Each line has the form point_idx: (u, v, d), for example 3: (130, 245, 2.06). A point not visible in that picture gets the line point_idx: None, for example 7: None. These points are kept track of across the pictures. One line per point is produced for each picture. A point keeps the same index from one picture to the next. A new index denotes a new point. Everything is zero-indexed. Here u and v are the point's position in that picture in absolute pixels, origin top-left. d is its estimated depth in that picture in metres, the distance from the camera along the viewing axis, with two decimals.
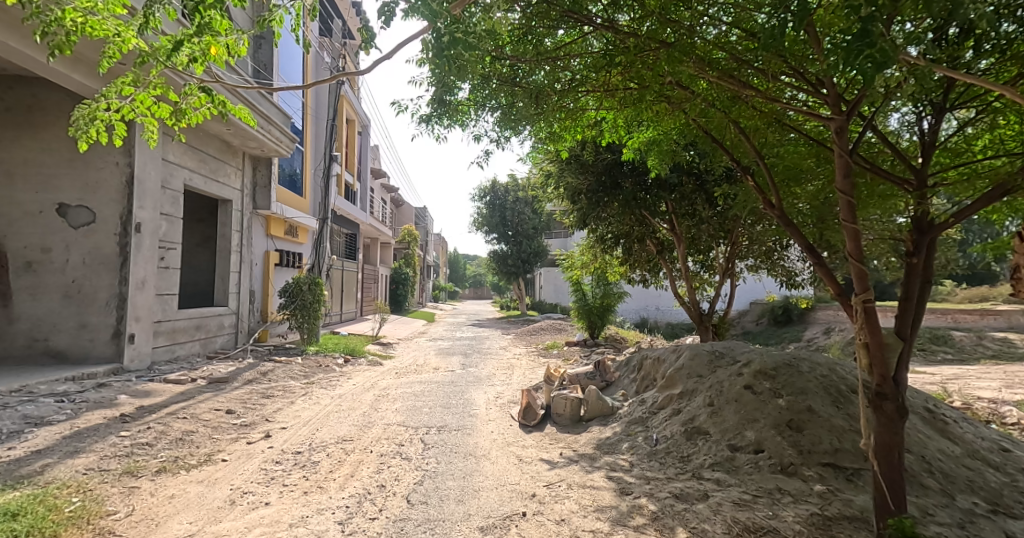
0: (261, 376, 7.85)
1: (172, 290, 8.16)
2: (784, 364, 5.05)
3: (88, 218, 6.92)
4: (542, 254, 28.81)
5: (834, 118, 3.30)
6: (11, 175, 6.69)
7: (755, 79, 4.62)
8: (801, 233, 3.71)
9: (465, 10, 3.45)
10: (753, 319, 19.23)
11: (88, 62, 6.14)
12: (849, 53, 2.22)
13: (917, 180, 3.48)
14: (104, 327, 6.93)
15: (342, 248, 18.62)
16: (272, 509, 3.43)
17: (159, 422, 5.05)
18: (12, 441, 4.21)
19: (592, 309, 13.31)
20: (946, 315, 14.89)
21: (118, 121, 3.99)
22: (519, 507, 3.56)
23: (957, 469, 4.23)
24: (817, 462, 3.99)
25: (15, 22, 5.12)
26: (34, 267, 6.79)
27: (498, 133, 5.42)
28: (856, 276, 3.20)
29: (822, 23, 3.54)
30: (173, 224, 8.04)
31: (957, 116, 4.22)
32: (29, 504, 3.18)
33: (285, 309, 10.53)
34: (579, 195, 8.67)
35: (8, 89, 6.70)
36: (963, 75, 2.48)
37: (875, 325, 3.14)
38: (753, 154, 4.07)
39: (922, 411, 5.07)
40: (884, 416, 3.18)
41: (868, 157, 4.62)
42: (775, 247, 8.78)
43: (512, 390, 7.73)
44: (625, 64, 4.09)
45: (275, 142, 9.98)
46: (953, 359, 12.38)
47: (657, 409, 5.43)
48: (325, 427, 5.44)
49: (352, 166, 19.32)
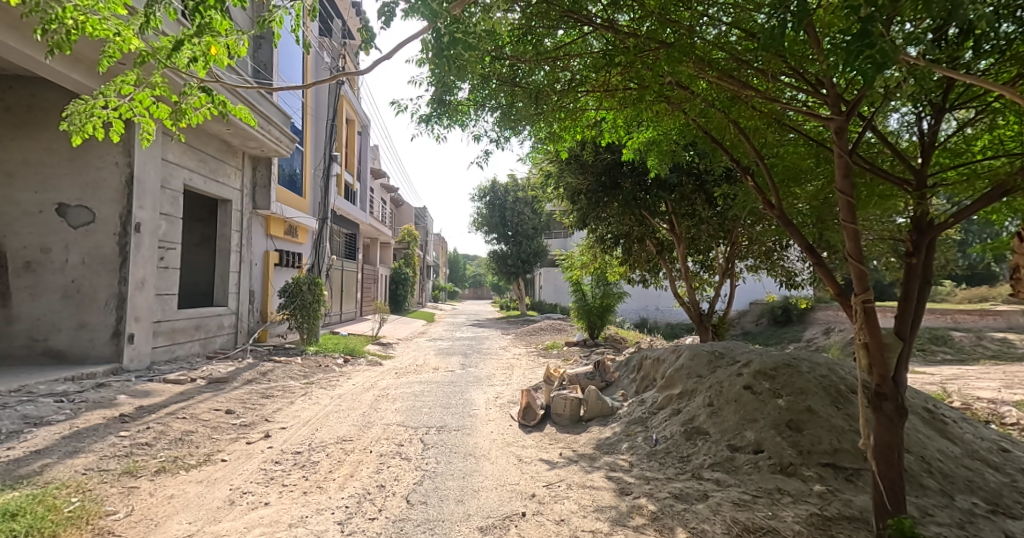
0: (261, 376, 7.84)
1: (172, 290, 8.15)
2: (784, 364, 5.05)
3: (87, 218, 6.92)
4: (542, 254, 28.81)
5: (833, 118, 3.30)
6: (10, 175, 6.68)
7: (755, 79, 4.63)
8: (801, 233, 3.70)
9: (465, 10, 3.44)
10: (752, 319, 19.24)
11: (87, 61, 6.14)
12: (849, 53, 2.22)
13: (917, 180, 3.48)
14: (103, 327, 6.92)
15: (342, 248, 18.64)
16: (272, 509, 3.43)
17: (159, 422, 5.05)
18: (12, 441, 4.20)
19: (592, 309, 13.32)
20: (946, 315, 14.88)
21: (116, 120, 3.97)
22: (519, 507, 3.57)
23: (957, 469, 4.23)
24: (817, 462, 3.99)
25: (14, 22, 5.12)
26: (34, 266, 6.77)
27: (498, 133, 5.41)
28: (856, 276, 3.20)
29: (822, 23, 3.54)
30: (173, 224, 8.04)
31: (957, 116, 4.21)
32: (29, 504, 3.18)
33: (285, 309, 10.53)
34: (579, 195, 8.67)
35: (8, 88, 6.70)
36: (962, 75, 2.47)
37: (875, 325, 3.14)
38: (753, 154, 4.06)
39: (922, 411, 5.07)
40: (884, 416, 3.18)
41: (868, 157, 4.62)
42: (775, 247, 8.79)
43: (512, 390, 7.73)
44: (625, 64, 4.08)
45: (274, 142, 9.98)
46: (954, 359, 12.39)
47: (657, 409, 5.43)
48: (325, 427, 5.45)
49: (352, 166, 19.32)
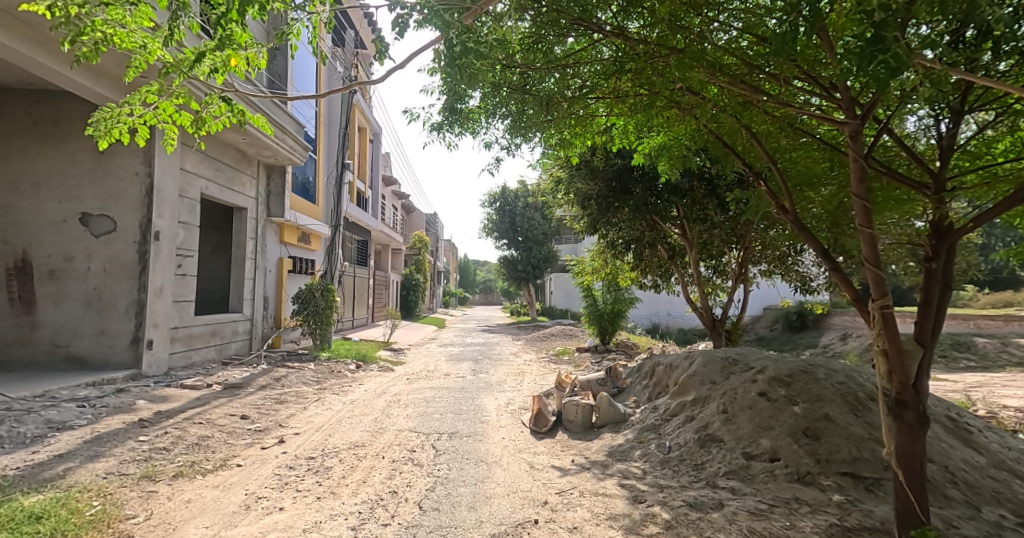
0: (274, 381, 7.91)
1: (188, 297, 8.27)
2: (800, 371, 5.04)
3: (109, 227, 7.06)
4: (552, 259, 28.80)
5: (847, 121, 3.26)
6: (35, 186, 6.83)
7: (766, 84, 4.56)
8: (816, 239, 3.65)
9: (476, 20, 3.69)
10: (766, 324, 19.04)
11: (110, 75, 6.30)
12: (863, 58, 2.24)
13: (936, 184, 3.40)
14: (123, 333, 7.06)
15: (354, 255, 18.83)
16: (285, 515, 3.45)
17: (177, 427, 5.12)
18: (36, 445, 4.29)
19: (603, 314, 13.29)
20: (969, 320, 14.58)
21: (142, 127, 4.05)
22: (530, 514, 3.55)
23: (983, 480, 4.14)
24: (835, 471, 3.92)
25: (46, 40, 5.33)
26: (57, 274, 6.89)
27: (509, 141, 5.50)
28: (873, 282, 3.14)
29: (835, 26, 3.30)
30: (190, 232, 8.18)
31: (977, 118, 4.14)
32: (52, 507, 3.23)
33: (298, 315, 10.60)
34: (589, 200, 8.64)
35: (35, 102, 6.87)
36: (979, 78, 2.39)
37: (894, 332, 3.09)
38: (766, 159, 3.98)
39: (945, 419, 4.98)
40: (905, 425, 3.12)
41: (884, 160, 4.55)
42: (790, 251, 8.69)
43: (521, 397, 7.70)
44: (636, 71, 4.17)
45: (288, 151, 10.12)
46: (977, 367, 12.18)
47: (670, 416, 5.39)
48: (339, 432, 5.51)
49: (363, 173, 19.48)
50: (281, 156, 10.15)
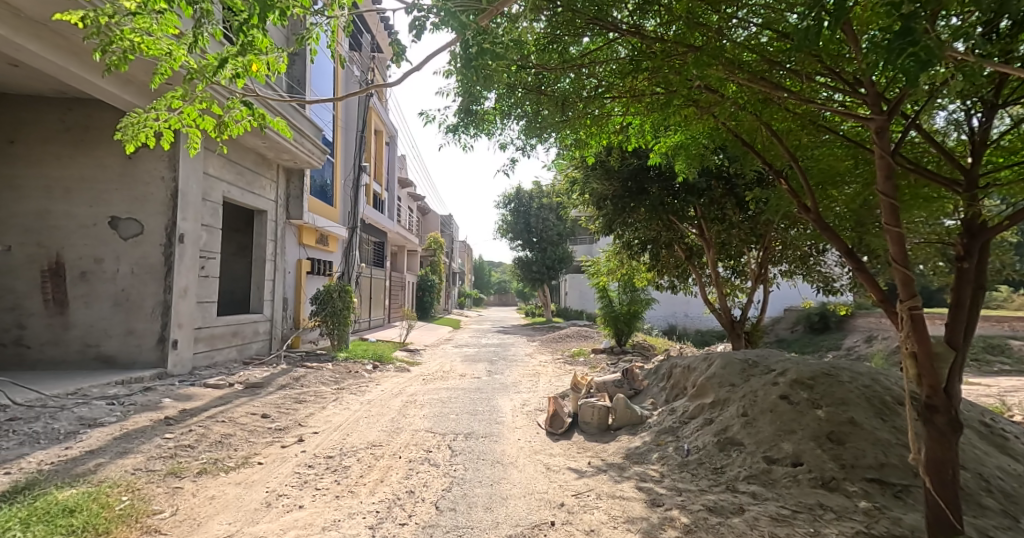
0: (294, 381, 8.01)
1: (211, 298, 8.42)
2: (823, 374, 4.95)
3: (136, 230, 7.21)
4: (568, 260, 28.75)
5: (873, 117, 3.19)
6: (66, 191, 7.01)
7: (786, 80, 4.50)
8: (840, 239, 3.57)
9: (493, 21, 3.70)
10: (787, 326, 18.71)
11: (138, 82, 6.45)
12: (891, 51, 2.19)
13: (967, 181, 3.28)
14: (149, 333, 7.21)
15: (370, 256, 18.99)
16: (305, 513, 3.48)
17: (200, 425, 5.21)
18: (69, 441, 4.40)
19: (618, 316, 13.20)
20: (1002, 322, 14.17)
21: (167, 132, 4.12)
22: (548, 516, 3.54)
23: (1018, 488, 4.02)
24: (861, 477, 3.83)
25: (77, 49, 5.46)
26: (87, 275, 7.06)
27: (524, 141, 5.50)
28: (901, 282, 3.07)
29: (859, 19, 3.25)
30: (213, 234, 8.31)
31: (1010, 113, 4.02)
32: (85, 501, 3.31)
33: (317, 315, 10.71)
34: (604, 201, 8.58)
35: (67, 109, 7.06)
36: (1014, 70, 2.33)
37: (924, 334, 3.00)
38: (787, 157, 3.90)
39: (978, 425, 4.85)
40: (935, 430, 3.05)
41: (911, 157, 4.43)
42: (812, 251, 8.56)
43: (537, 398, 7.68)
44: (653, 70, 4.15)
45: (307, 154, 10.25)
46: (1011, 371, 11.81)
47: (688, 418, 5.33)
48: (356, 432, 5.55)
49: (379, 175, 19.64)
50: (300, 159, 10.27)
